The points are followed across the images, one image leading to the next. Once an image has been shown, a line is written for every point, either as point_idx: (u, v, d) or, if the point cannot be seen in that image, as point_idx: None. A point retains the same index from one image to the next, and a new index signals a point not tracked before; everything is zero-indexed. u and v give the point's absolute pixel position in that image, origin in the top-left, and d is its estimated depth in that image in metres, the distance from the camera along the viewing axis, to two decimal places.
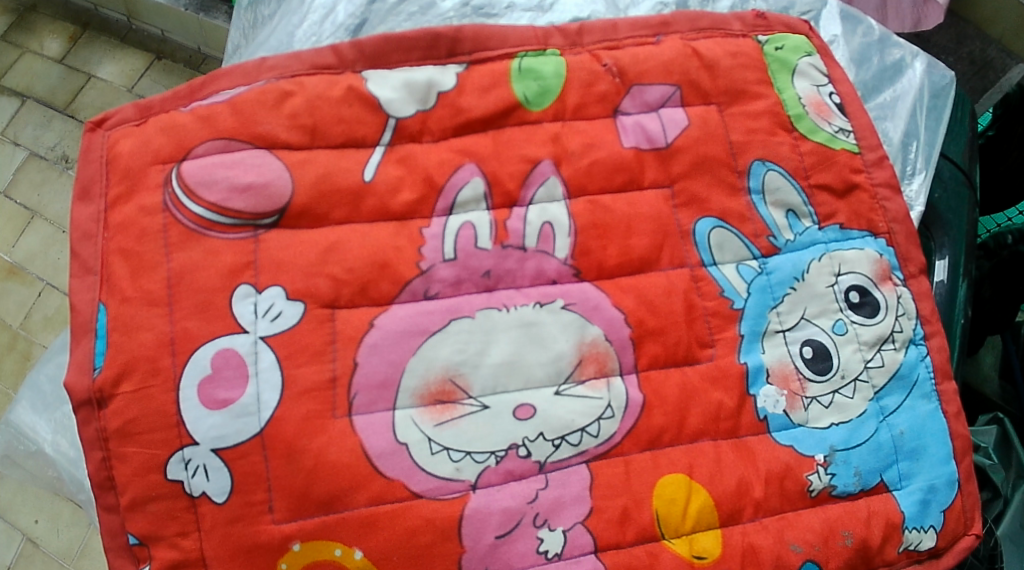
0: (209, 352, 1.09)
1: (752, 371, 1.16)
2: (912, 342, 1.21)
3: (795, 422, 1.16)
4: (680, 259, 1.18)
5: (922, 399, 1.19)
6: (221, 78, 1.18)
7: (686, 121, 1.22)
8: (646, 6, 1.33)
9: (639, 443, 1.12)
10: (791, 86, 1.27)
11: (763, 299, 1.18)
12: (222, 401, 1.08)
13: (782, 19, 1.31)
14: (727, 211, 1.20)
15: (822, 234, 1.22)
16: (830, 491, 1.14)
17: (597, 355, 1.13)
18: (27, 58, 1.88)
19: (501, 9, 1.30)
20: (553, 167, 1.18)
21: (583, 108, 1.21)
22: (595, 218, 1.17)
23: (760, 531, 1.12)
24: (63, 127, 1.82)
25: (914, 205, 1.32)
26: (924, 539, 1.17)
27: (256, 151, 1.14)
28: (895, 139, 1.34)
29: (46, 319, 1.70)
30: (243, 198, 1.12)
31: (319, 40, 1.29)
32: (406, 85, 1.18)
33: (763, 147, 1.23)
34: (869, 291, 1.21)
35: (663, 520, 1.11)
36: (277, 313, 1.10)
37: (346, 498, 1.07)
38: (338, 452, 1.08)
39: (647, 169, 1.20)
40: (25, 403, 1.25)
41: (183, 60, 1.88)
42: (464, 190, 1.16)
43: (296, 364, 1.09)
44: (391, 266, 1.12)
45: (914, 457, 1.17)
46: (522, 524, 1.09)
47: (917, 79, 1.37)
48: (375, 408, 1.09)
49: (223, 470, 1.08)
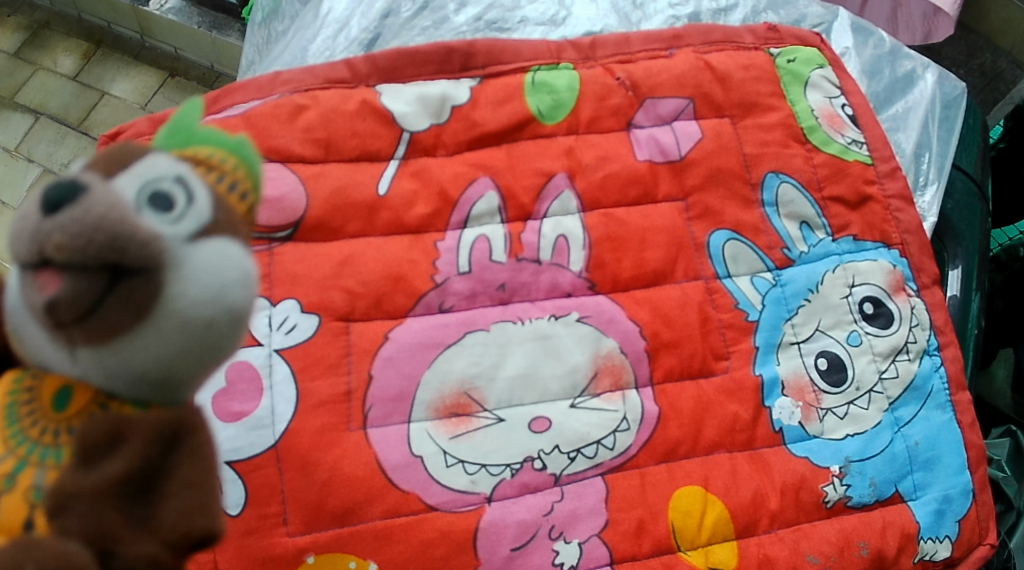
0: (224, 365, 1.09)
1: (767, 383, 1.16)
2: (926, 353, 1.21)
3: (810, 433, 1.15)
4: (694, 271, 1.18)
5: (937, 410, 1.20)
6: (235, 91, 1.20)
7: (699, 134, 1.22)
8: (658, 20, 1.34)
9: (654, 455, 1.12)
10: (803, 98, 1.27)
11: (778, 310, 1.18)
12: (237, 413, 1.08)
13: (793, 32, 1.32)
14: (740, 223, 1.21)
15: (836, 246, 1.22)
16: (846, 501, 1.14)
17: (612, 368, 1.13)
18: (40, 74, 1.88)
19: (514, 24, 1.31)
20: (567, 180, 1.18)
21: (597, 121, 1.21)
22: (609, 231, 1.17)
23: (776, 542, 1.11)
24: (76, 145, 1.80)
25: (927, 216, 1.31)
26: (940, 549, 1.16)
27: (271, 164, 1.14)
28: (907, 150, 1.34)
29: None
30: (258, 210, 1.12)
31: (332, 54, 1.29)
32: (419, 99, 1.19)
33: (776, 160, 1.23)
34: (883, 302, 1.21)
35: (679, 531, 1.10)
36: (292, 326, 1.10)
37: (360, 510, 1.06)
38: (352, 465, 1.07)
39: (661, 182, 1.20)
40: None
41: (196, 78, 1.88)
42: (479, 204, 1.16)
43: (310, 377, 1.09)
44: (405, 279, 1.13)
45: (929, 467, 1.17)
46: (537, 536, 1.08)
47: (929, 90, 1.37)
48: (389, 421, 1.09)
49: (237, 483, 1.06)
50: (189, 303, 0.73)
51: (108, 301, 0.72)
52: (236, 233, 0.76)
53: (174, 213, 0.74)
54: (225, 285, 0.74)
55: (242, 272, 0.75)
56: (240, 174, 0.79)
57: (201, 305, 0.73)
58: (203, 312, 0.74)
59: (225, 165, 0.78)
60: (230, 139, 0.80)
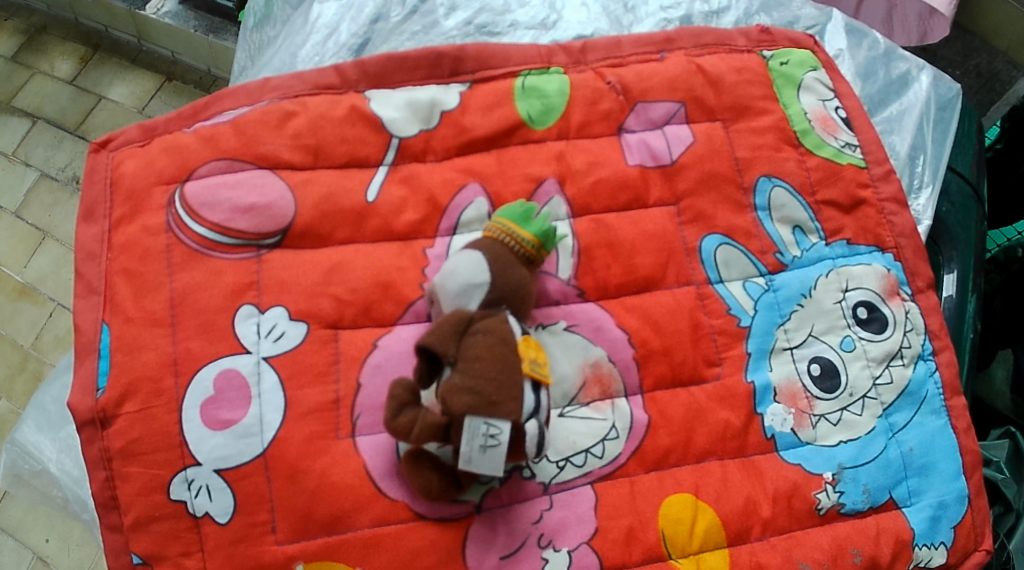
0: (212, 373, 1.08)
1: (760, 390, 1.15)
2: (920, 358, 1.20)
3: (803, 440, 1.15)
4: (686, 277, 1.17)
5: (931, 415, 1.19)
6: (224, 98, 1.19)
7: (691, 138, 1.22)
8: (650, 23, 1.34)
9: (644, 464, 1.11)
10: (797, 101, 1.26)
11: (770, 316, 1.18)
12: (225, 421, 1.07)
13: (787, 34, 1.31)
14: (732, 228, 1.20)
15: (829, 250, 1.21)
16: (839, 508, 1.13)
17: (601, 377, 1.12)
18: (38, 78, 1.88)
19: (504, 28, 1.30)
20: (558, 185, 1.18)
21: (588, 126, 1.21)
22: (599, 237, 1.17)
23: (768, 550, 1.11)
24: (73, 148, 1.81)
25: (921, 220, 1.31)
26: (935, 555, 1.15)
27: (259, 171, 1.14)
28: (902, 152, 1.33)
29: (57, 339, 1.68)
30: (247, 218, 1.12)
31: (322, 60, 1.28)
32: (408, 105, 1.19)
33: (769, 164, 1.23)
34: (877, 306, 1.20)
35: (669, 539, 1.09)
36: (280, 334, 1.10)
37: (349, 519, 1.06)
38: (342, 473, 1.07)
39: (652, 187, 1.19)
40: (31, 422, 1.24)
41: (194, 82, 1.88)
42: (468, 210, 1.16)
43: (299, 385, 1.08)
44: (394, 287, 1.12)
45: (923, 473, 1.16)
46: (526, 544, 1.08)
47: (924, 92, 1.36)
48: (378, 429, 1.09)
49: (226, 491, 1.07)
50: (455, 289, 1.05)
51: (460, 371, 1.00)
52: (494, 252, 1.06)
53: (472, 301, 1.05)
54: (468, 279, 1.05)
55: (480, 274, 1.05)
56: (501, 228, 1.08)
57: (473, 302, 1.05)
58: (451, 283, 1.05)
59: (495, 230, 1.08)
60: (519, 209, 1.09)
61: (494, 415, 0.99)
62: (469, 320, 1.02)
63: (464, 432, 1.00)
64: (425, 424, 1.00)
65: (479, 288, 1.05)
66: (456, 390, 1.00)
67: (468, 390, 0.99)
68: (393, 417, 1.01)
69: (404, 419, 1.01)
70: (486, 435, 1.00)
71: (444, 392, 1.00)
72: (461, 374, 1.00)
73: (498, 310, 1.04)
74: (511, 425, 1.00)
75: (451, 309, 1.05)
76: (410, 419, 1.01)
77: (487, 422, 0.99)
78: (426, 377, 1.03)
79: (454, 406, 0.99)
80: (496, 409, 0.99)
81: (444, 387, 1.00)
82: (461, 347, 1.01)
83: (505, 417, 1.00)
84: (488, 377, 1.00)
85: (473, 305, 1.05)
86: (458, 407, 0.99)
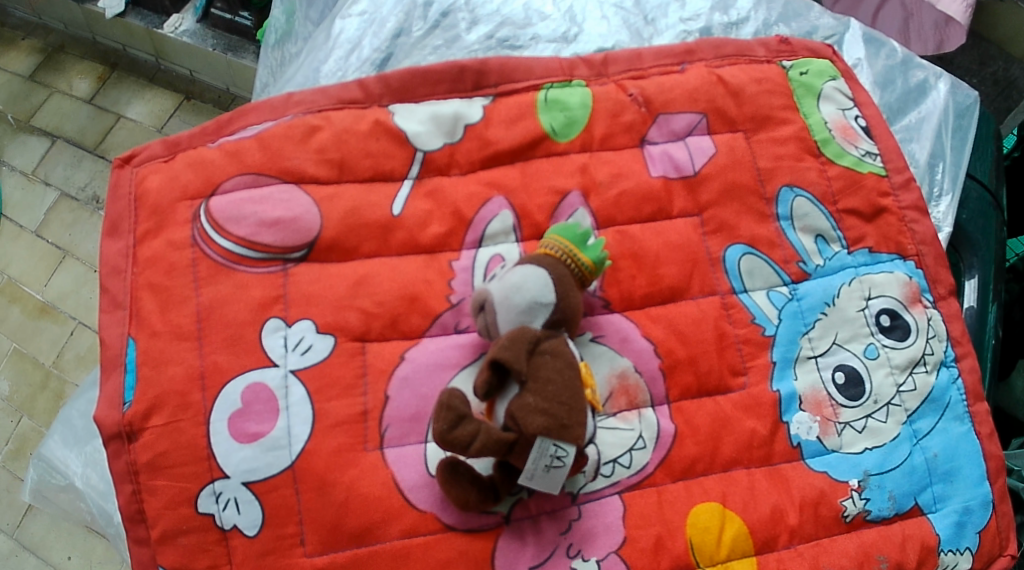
0: (240, 386, 1.09)
1: (785, 398, 1.15)
2: (943, 364, 1.21)
3: (828, 448, 1.15)
4: (710, 286, 1.18)
5: (955, 421, 1.19)
6: (249, 113, 1.20)
7: (713, 149, 1.23)
8: (670, 35, 1.35)
9: (671, 473, 1.12)
10: (817, 111, 1.27)
11: (794, 324, 1.18)
12: (253, 434, 1.08)
13: (806, 44, 1.32)
14: (755, 237, 1.20)
15: (852, 259, 1.22)
16: (865, 515, 1.13)
17: (627, 388, 1.13)
18: (56, 98, 1.89)
19: (526, 41, 1.32)
20: (582, 198, 1.19)
21: (611, 138, 1.22)
22: (624, 248, 1.17)
23: (795, 558, 1.11)
24: (93, 167, 1.82)
25: (942, 227, 1.31)
26: (960, 561, 1.16)
27: (284, 185, 1.15)
28: (921, 160, 1.34)
29: (78, 357, 1.68)
30: (272, 232, 1.13)
31: (345, 74, 1.30)
32: (432, 118, 1.20)
33: (791, 173, 1.23)
34: (899, 314, 1.20)
35: (697, 548, 1.09)
36: (307, 347, 1.10)
37: (377, 530, 1.07)
38: (370, 485, 1.07)
39: (675, 198, 1.20)
40: (57, 438, 1.25)
41: (212, 100, 1.88)
42: (493, 223, 1.17)
43: (326, 398, 1.09)
44: (421, 299, 1.13)
45: (949, 479, 1.17)
46: (556, 554, 1.08)
47: (942, 100, 1.36)
48: (406, 441, 1.09)
49: (254, 504, 1.07)
50: (521, 304, 1.05)
51: (528, 392, 1.02)
52: (558, 272, 1.06)
53: (538, 320, 1.05)
54: (535, 296, 1.05)
55: (547, 292, 1.05)
56: (563, 247, 1.08)
57: (537, 320, 1.05)
58: (517, 298, 1.05)
59: (554, 249, 1.08)
60: (575, 227, 1.09)
61: (563, 438, 1.02)
62: (535, 339, 1.03)
63: (531, 452, 1.02)
64: (487, 438, 1.01)
65: (544, 308, 1.05)
66: (531, 411, 1.01)
67: (543, 411, 1.01)
68: (450, 429, 1.01)
69: (464, 431, 1.01)
70: (553, 456, 1.02)
71: (516, 411, 1.01)
72: (534, 394, 1.02)
73: (559, 332, 1.06)
74: (576, 449, 1.03)
75: (510, 324, 1.05)
76: (470, 433, 1.01)
77: (556, 444, 1.02)
78: (486, 390, 1.03)
79: (529, 427, 1.01)
80: (566, 432, 1.02)
81: (515, 406, 1.02)
82: (532, 365, 1.02)
83: (572, 441, 1.02)
84: (560, 400, 1.02)
85: (536, 324, 1.05)
86: (533, 428, 1.01)
